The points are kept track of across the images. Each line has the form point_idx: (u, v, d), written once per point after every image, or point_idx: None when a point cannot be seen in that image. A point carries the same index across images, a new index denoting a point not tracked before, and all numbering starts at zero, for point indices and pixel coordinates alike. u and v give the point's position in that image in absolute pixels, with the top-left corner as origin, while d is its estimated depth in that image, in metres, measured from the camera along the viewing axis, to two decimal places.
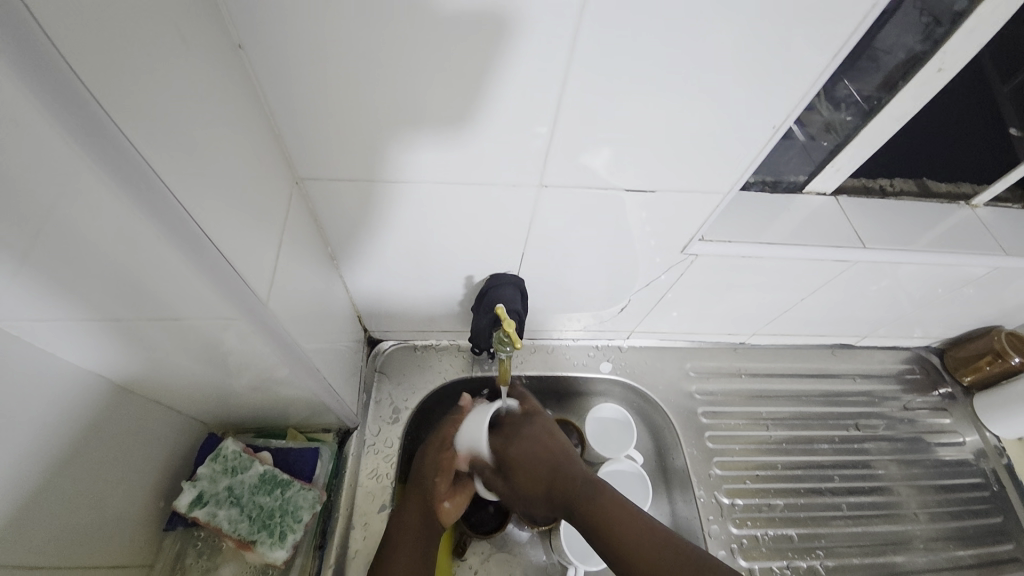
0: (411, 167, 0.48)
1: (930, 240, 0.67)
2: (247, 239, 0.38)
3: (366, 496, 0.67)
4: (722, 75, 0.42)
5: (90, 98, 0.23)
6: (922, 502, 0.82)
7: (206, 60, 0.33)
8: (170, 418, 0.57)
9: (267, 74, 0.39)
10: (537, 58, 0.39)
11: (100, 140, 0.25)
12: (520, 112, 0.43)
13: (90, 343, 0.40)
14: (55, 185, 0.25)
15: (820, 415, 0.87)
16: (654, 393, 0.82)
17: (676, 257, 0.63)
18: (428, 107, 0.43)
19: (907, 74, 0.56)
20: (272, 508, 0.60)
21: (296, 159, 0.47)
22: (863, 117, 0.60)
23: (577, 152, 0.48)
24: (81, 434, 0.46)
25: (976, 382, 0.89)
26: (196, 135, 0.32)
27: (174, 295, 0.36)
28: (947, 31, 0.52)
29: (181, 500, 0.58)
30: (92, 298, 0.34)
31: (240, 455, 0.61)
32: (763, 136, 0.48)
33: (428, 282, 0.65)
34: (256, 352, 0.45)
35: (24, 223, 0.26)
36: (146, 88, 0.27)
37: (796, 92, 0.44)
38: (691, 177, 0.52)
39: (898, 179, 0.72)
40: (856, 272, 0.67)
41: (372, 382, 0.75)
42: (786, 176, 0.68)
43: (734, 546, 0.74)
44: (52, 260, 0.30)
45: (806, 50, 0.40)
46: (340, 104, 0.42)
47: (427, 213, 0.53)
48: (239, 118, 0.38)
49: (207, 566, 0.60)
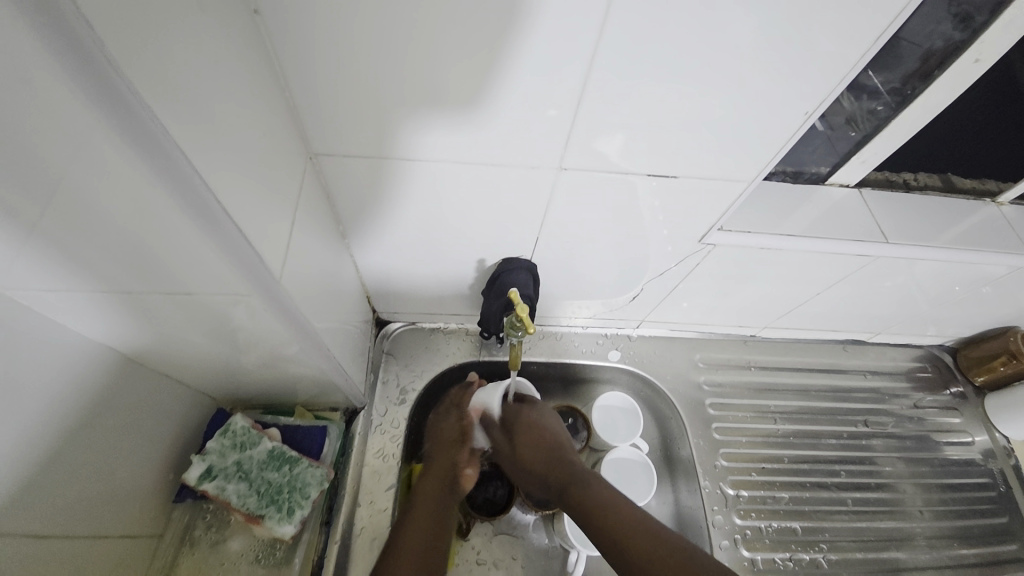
0: (427, 146, 0.47)
1: (954, 236, 0.65)
2: (261, 214, 0.37)
3: (372, 475, 0.67)
4: (750, 61, 0.40)
5: (105, 59, 0.23)
6: (927, 501, 0.82)
7: (223, 27, 0.32)
8: (180, 393, 0.57)
9: (285, 42, 0.38)
10: (560, 35, 0.38)
11: (118, 106, 0.24)
12: (540, 90, 0.42)
13: (101, 314, 0.40)
14: (72, 152, 0.25)
15: (828, 411, 0.86)
16: (661, 383, 0.82)
17: (693, 246, 0.62)
18: (447, 85, 0.41)
19: (944, 63, 0.54)
20: (280, 484, 0.61)
21: (310, 133, 0.46)
22: (896, 107, 0.58)
23: (595, 135, 0.46)
24: (92, 405, 0.46)
25: (988, 383, 0.88)
26: (214, 104, 0.31)
27: (186, 269, 0.35)
28: (987, 20, 0.50)
29: (190, 474, 0.59)
30: (104, 269, 0.34)
31: (248, 430, 0.62)
32: (794, 123, 0.46)
33: (439, 264, 0.64)
34: (268, 329, 0.45)
35: (37, 188, 0.26)
36: (162, 52, 0.26)
37: (828, 80, 0.42)
38: (714, 164, 0.50)
39: (922, 173, 0.70)
40: (875, 267, 0.66)
41: (380, 363, 0.75)
42: (808, 167, 0.66)
43: (737, 537, 0.74)
44: (63, 227, 0.29)
45: (841, 35, 0.39)
46: (358, 76, 0.41)
47: (440, 194, 0.53)
48: (255, 88, 0.37)
49: (215, 539, 0.61)
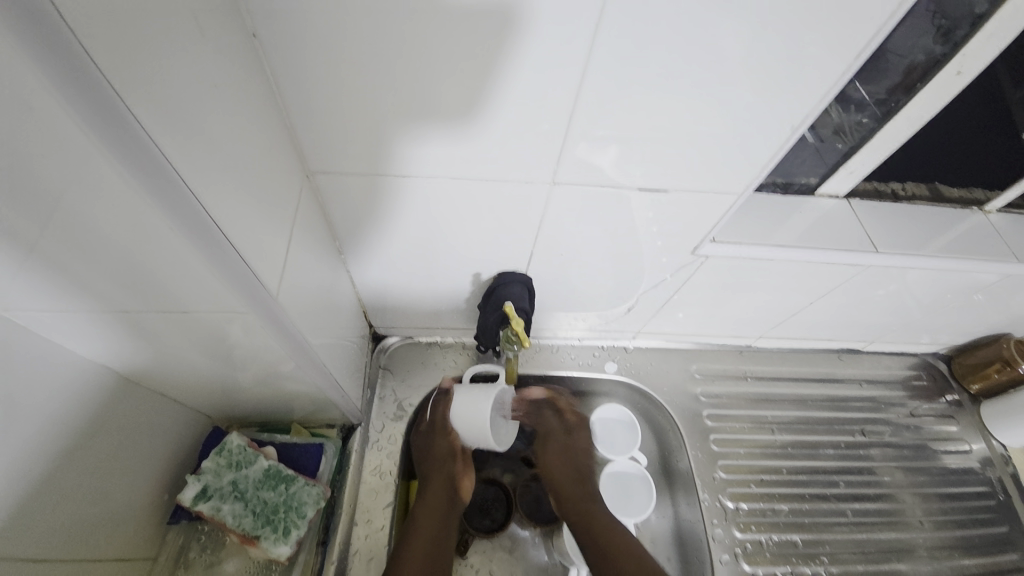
0: (422, 164, 0.48)
1: (942, 245, 0.66)
2: (258, 231, 0.37)
3: (369, 493, 0.66)
4: (734, 75, 0.41)
5: (99, 75, 0.23)
6: (926, 510, 0.82)
7: (221, 50, 0.33)
8: (174, 410, 0.57)
9: (282, 64, 0.39)
10: (550, 51, 0.39)
11: (116, 130, 0.24)
12: (532, 104, 0.43)
13: (96, 335, 0.40)
14: (71, 176, 0.25)
15: (825, 421, 0.86)
16: (659, 395, 0.82)
17: (686, 258, 0.62)
18: (442, 102, 0.42)
19: (925, 76, 0.55)
20: (276, 503, 0.60)
21: (308, 152, 0.46)
22: (879, 119, 0.60)
23: (584, 150, 0.47)
24: (86, 424, 0.45)
25: (983, 390, 0.88)
26: (212, 125, 0.32)
27: (184, 288, 0.35)
28: (967, 34, 0.52)
29: (185, 494, 0.58)
30: (101, 290, 0.34)
31: (244, 449, 0.62)
32: (781, 136, 0.47)
33: (435, 279, 0.65)
34: (263, 346, 0.45)
35: (33, 210, 0.26)
36: (158, 70, 0.26)
37: (815, 95, 0.43)
38: (706, 177, 0.51)
39: (910, 183, 0.71)
40: (867, 277, 0.66)
41: (376, 378, 0.75)
42: (798, 178, 0.67)
43: (738, 551, 0.73)
44: (61, 249, 0.29)
45: (819, 55, 0.40)
46: (354, 96, 0.41)
47: (433, 209, 0.53)
48: (254, 110, 0.38)
49: (210, 561, 0.61)
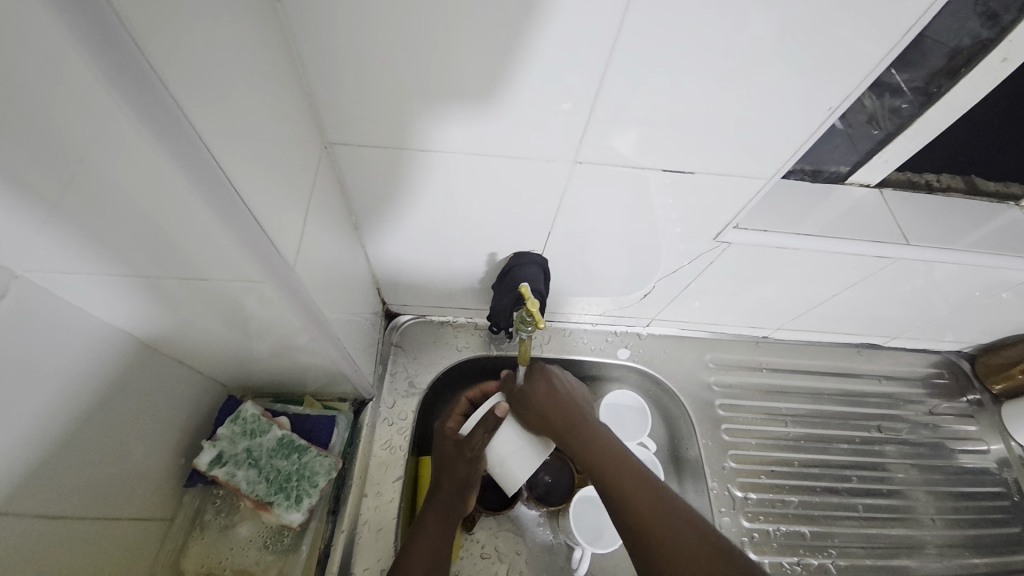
0: (440, 139, 0.47)
1: (975, 240, 0.64)
2: (276, 201, 0.37)
3: (379, 466, 0.67)
4: (768, 55, 0.39)
5: (123, 31, 0.22)
6: (939, 509, 0.81)
7: (244, 17, 0.32)
8: (190, 378, 0.57)
9: (304, 32, 0.38)
10: (575, 24, 0.37)
11: (140, 90, 0.24)
12: (554, 80, 0.41)
13: (117, 298, 0.40)
14: (96, 136, 0.25)
15: (840, 415, 0.85)
16: (670, 382, 0.81)
17: (707, 244, 0.61)
18: (463, 75, 0.41)
19: (971, 61, 0.52)
20: (289, 471, 0.62)
21: (327, 123, 0.46)
22: (921, 105, 0.57)
23: (604, 132, 0.46)
24: (106, 387, 0.46)
25: (1005, 391, 0.86)
26: (233, 91, 0.31)
27: (203, 255, 0.35)
28: (1015, 18, 0.49)
29: (202, 459, 0.59)
30: (123, 253, 0.34)
31: (259, 418, 0.63)
32: (816, 120, 0.45)
33: (451, 257, 0.64)
34: (278, 318, 0.45)
35: (60, 168, 0.26)
36: (183, 30, 0.26)
37: (850, 79, 0.41)
38: (732, 162, 0.50)
39: (946, 175, 0.69)
40: (896, 270, 0.64)
41: (388, 355, 0.75)
42: (827, 166, 0.65)
43: (744, 539, 0.73)
44: (86, 211, 0.30)
45: (856, 34, 0.38)
46: (374, 66, 0.40)
47: (451, 185, 0.52)
48: (275, 78, 0.37)
49: (225, 523, 0.63)
